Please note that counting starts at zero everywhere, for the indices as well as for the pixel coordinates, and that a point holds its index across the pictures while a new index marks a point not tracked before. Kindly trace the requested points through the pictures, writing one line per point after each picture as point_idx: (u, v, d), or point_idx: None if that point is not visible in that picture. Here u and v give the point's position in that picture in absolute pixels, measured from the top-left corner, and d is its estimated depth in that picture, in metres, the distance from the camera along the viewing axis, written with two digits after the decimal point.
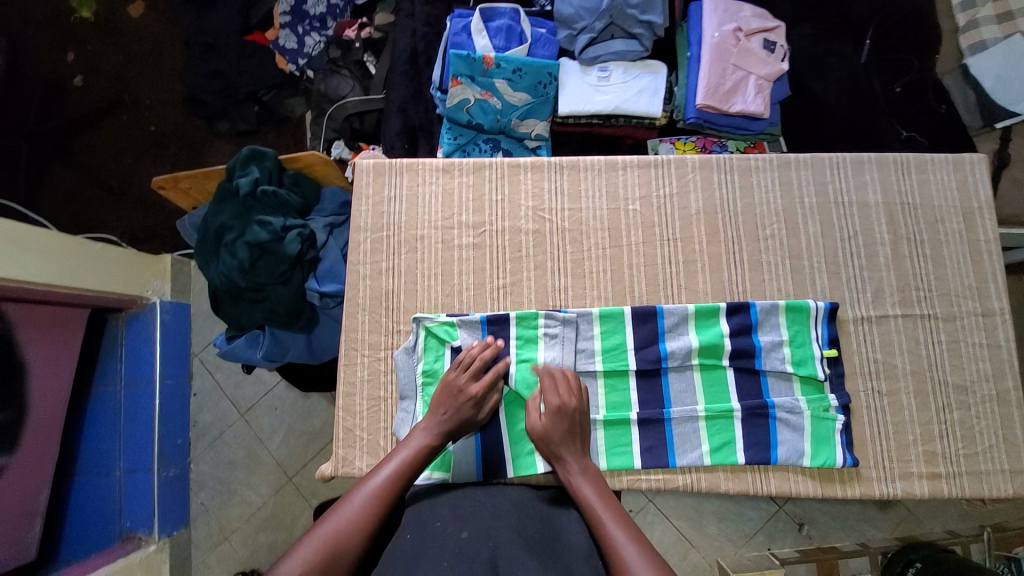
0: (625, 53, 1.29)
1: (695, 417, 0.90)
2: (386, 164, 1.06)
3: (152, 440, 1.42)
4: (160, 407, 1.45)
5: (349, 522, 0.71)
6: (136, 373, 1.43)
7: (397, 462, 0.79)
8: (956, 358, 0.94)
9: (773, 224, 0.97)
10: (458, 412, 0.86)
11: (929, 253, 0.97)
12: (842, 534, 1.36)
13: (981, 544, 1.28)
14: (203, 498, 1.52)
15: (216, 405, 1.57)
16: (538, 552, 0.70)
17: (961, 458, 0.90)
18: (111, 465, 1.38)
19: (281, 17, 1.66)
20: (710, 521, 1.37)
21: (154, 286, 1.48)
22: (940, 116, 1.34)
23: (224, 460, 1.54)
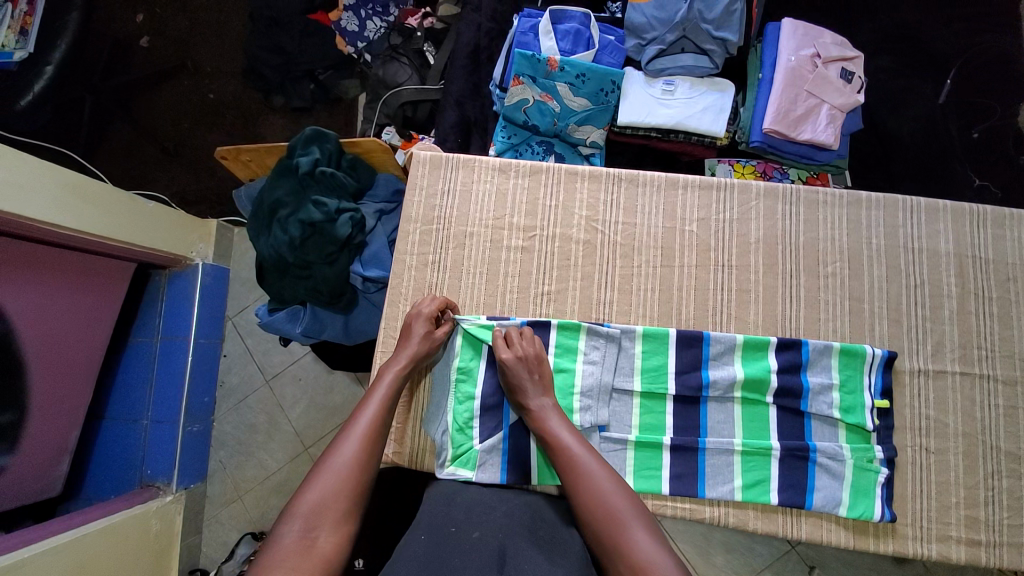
0: (693, 68, 1.26)
1: (730, 451, 0.88)
2: (443, 157, 1.06)
3: (181, 395, 1.46)
4: (191, 365, 1.49)
5: (339, 466, 0.76)
6: (173, 329, 1.48)
7: (372, 406, 0.83)
8: (1013, 425, 0.89)
9: (835, 262, 0.94)
10: (414, 349, 0.91)
11: (996, 312, 0.92)
12: None
13: None
14: (221, 456, 1.56)
15: (243, 369, 1.61)
16: (547, 549, 0.74)
17: (1005, 528, 0.86)
18: (139, 414, 1.43)
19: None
20: (717, 552, 1.34)
21: (198, 248, 1.53)
22: (1018, 167, 1.28)
23: (246, 422, 1.58)
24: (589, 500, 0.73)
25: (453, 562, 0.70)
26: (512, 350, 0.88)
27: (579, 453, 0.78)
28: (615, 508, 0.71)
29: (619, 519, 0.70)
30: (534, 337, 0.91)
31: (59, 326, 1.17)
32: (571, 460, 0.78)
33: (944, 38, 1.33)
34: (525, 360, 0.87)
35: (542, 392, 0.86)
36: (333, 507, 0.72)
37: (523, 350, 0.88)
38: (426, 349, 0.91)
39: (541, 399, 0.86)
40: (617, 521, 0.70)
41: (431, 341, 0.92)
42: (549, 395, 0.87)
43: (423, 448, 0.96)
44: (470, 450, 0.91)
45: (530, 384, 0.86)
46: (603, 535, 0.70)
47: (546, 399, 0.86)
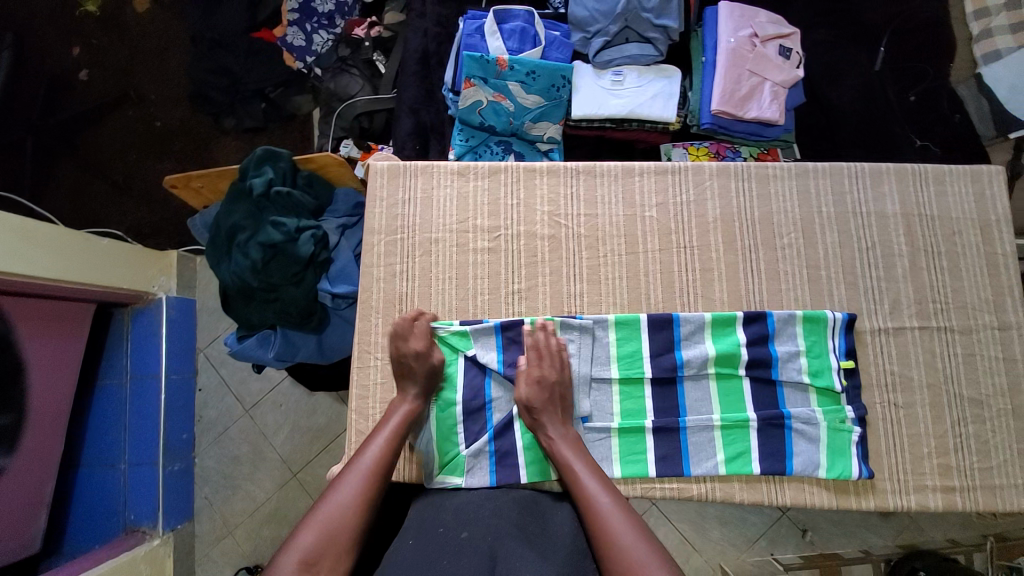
0: (639, 56, 1.28)
1: (710, 426, 0.90)
2: (401, 166, 1.05)
3: (158, 434, 1.41)
4: (165, 402, 1.44)
5: (339, 508, 0.74)
6: (142, 367, 1.42)
7: (379, 441, 0.83)
8: (973, 371, 0.93)
9: (790, 233, 0.96)
10: (421, 377, 0.90)
11: (946, 266, 0.96)
12: (843, 540, 1.48)
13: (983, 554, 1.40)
14: (207, 492, 1.51)
15: (221, 401, 1.57)
16: (536, 545, 0.75)
17: (975, 471, 0.90)
18: (116, 457, 1.38)
19: (288, 14, 1.67)
20: (714, 527, 1.49)
21: (159, 282, 1.48)
22: (954, 125, 1.34)
23: (229, 455, 1.54)
24: (613, 554, 0.72)
25: (441, 566, 0.69)
26: (536, 372, 0.89)
27: (602, 502, 0.78)
28: (639, 560, 0.71)
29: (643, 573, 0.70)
30: (564, 360, 0.91)
31: (17, 376, 1.12)
32: (593, 510, 0.77)
33: (873, 7, 1.39)
34: (546, 391, 0.88)
35: (566, 423, 0.88)
36: (333, 548, 0.71)
37: (543, 374, 0.89)
38: (429, 380, 0.91)
39: (563, 430, 0.87)
40: (640, 574, 0.69)
41: (433, 365, 0.91)
42: (569, 428, 0.88)
43: (412, 462, 0.95)
44: (457, 457, 0.91)
45: (553, 415, 0.88)
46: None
47: (568, 428, 0.87)
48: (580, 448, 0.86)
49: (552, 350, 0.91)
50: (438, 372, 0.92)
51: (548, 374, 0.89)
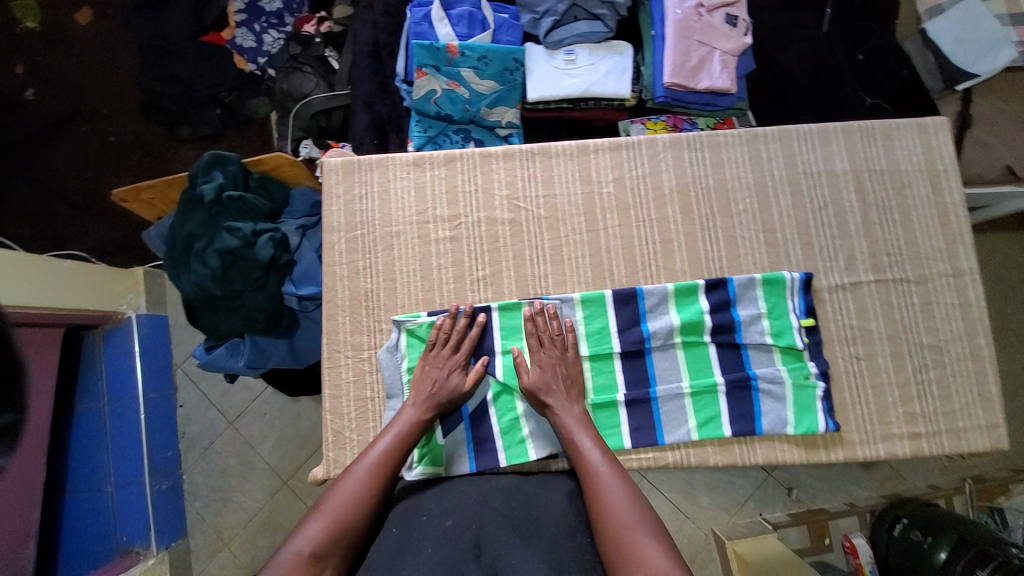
0: (589, 34, 1.27)
1: (680, 394, 0.92)
2: (355, 161, 1.03)
3: (142, 454, 1.39)
4: (146, 421, 1.42)
5: (350, 498, 0.77)
6: (118, 388, 1.39)
7: (388, 439, 0.84)
8: (930, 318, 0.95)
9: (745, 199, 0.98)
10: (440, 383, 0.90)
11: (898, 219, 0.98)
12: (828, 496, 1.65)
13: (963, 498, 1.56)
14: (199, 507, 1.50)
15: (204, 415, 1.55)
16: (521, 529, 0.76)
17: (939, 416, 0.93)
18: (102, 480, 1.33)
19: (236, 15, 1.63)
20: (704, 494, 1.65)
21: (128, 299, 1.46)
22: (902, 81, 1.37)
23: (217, 468, 1.52)
24: (605, 517, 0.75)
25: (424, 555, 0.69)
26: (537, 357, 0.91)
27: (603, 470, 0.80)
28: (628, 527, 0.73)
29: (629, 537, 0.72)
30: (567, 344, 0.93)
31: None
32: (592, 476, 0.80)
33: None
34: (548, 369, 0.90)
35: (572, 399, 0.89)
36: (343, 536, 0.73)
37: (545, 357, 0.91)
38: (448, 393, 0.90)
39: (570, 403, 0.89)
40: (643, 547, 0.70)
41: (455, 373, 0.91)
42: (578, 404, 0.89)
43: None
44: (436, 446, 0.91)
45: (560, 395, 0.89)
46: (613, 554, 0.71)
47: (572, 404, 0.88)
48: (587, 422, 0.88)
49: (552, 333, 0.93)
50: (460, 391, 0.91)
51: (549, 360, 0.91)
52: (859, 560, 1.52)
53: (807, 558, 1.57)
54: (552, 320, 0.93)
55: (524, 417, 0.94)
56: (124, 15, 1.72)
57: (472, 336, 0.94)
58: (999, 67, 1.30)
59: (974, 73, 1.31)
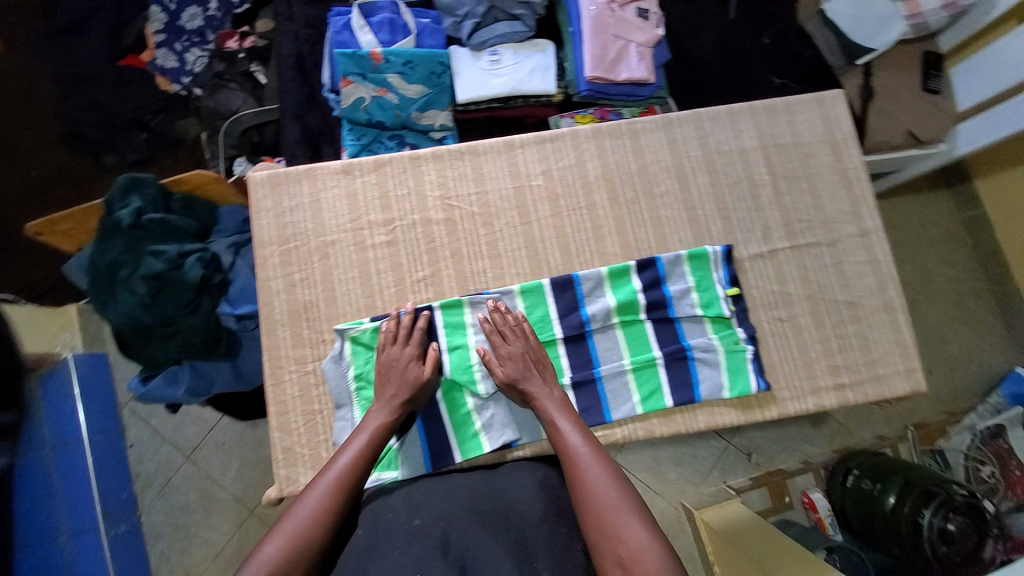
0: (511, 34, 1.31)
1: (623, 371, 0.95)
2: (282, 172, 1.02)
3: (94, 497, 1.33)
4: (95, 464, 1.35)
5: (310, 517, 0.75)
6: (63, 432, 1.32)
7: (351, 452, 0.82)
8: (843, 277, 1.02)
9: (665, 180, 1.03)
10: (400, 381, 0.89)
11: (806, 188, 1.05)
12: (786, 456, 1.76)
13: (909, 444, 1.70)
14: (162, 548, 1.43)
15: (157, 453, 1.47)
16: (490, 523, 0.78)
17: (861, 366, 0.99)
18: (54, 530, 1.26)
19: (155, 36, 1.56)
20: (671, 469, 1.71)
21: (64, 339, 1.40)
22: (808, 59, 1.47)
23: (177, 506, 1.45)
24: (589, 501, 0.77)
25: (393, 556, 0.71)
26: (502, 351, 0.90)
27: (585, 453, 0.81)
28: (611, 512, 0.76)
29: (613, 522, 0.75)
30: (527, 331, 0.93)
31: None
32: (573, 458, 0.81)
33: None
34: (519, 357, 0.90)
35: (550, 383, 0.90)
36: (305, 554, 0.73)
37: (510, 348, 0.91)
38: (409, 389, 0.89)
39: (547, 386, 0.90)
40: (619, 529, 0.74)
41: (414, 367, 0.90)
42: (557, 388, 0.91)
43: None
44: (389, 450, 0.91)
45: (539, 380, 0.89)
46: (598, 538, 0.75)
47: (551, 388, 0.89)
48: (568, 407, 0.88)
49: (512, 324, 0.93)
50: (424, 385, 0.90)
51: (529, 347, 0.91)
52: (818, 515, 1.63)
53: (771, 518, 1.66)
54: (507, 314, 0.93)
55: (477, 410, 0.94)
56: (35, 45, 1.65)
57: (421, 328, 0.94)
58: (892, 40, 1.42)
59: (872, 48, 1.43)
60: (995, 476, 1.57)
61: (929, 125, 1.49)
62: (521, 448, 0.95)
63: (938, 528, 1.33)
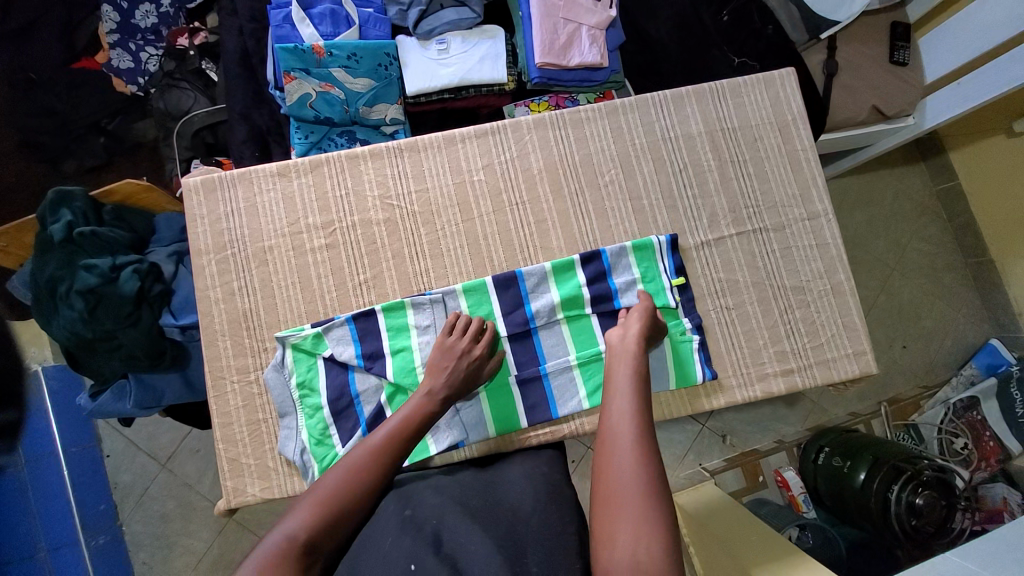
0: (458, 21, 1.26)
1: (569, 367, 0.95)
2: (215, 178, 1.00)
3: (71, 511, 1.32)
4: (71, 476, 1.34)
5: (339, 483, 0.74)
6: (36, 447, 1.32)
7: (390, 425, 0.81)
8: (790, 261, 1.02)
9: (610, 169, 1.01)
10: (455, 373, 0.87)
11: (752, 171, 1.04)
12: (761, 436, 1.74)
13: (880, 419, 1.66)
14: (144, 557, 1.43)
15: (133, 462, 1.47)
16: (480, 517, 0.73)
17: (808, 350, 0.99)
18: (32, 547, 1.26)
19: (107, 36, 1.53)
20: None
21: (34, 354, 1.40)
22: (767, 37, 1.37)
23: (156, 515, 1.46)
24: (614, 473, 0.71)
25: (385, 548, 0.69)
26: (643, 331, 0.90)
27: (625, 430, 0.75)
28: (629, 501, 0.69)
29: (629, 512, 0.68)
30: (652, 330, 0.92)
31: None
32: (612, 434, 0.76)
33: None
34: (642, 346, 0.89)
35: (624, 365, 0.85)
36: (329, 522, 0.71)
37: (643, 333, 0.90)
38: (454, 381, 0.87)
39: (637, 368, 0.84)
40: (639, 511, 0.67)
41: (470, 364, 0.89)
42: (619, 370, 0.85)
43: (292, 475, 0.93)
44: (332, 454, 0.91)
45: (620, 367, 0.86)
46: (608, 526, 0.68)
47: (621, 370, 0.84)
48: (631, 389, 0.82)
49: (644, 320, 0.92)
50: (471, 379, 0.89)
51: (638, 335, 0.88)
52: (792, 493, 1.62)
53: (744, 498, 1.65)
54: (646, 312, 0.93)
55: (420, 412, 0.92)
56: None
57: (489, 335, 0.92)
58: (856, 12, 1.35)
59: (836, 21, 1.36)
60: (968, 447, 1.53)
61: (890, 100, 1.41)
62: (467, 447, 0.95)
63: (906, 503, 1.29)
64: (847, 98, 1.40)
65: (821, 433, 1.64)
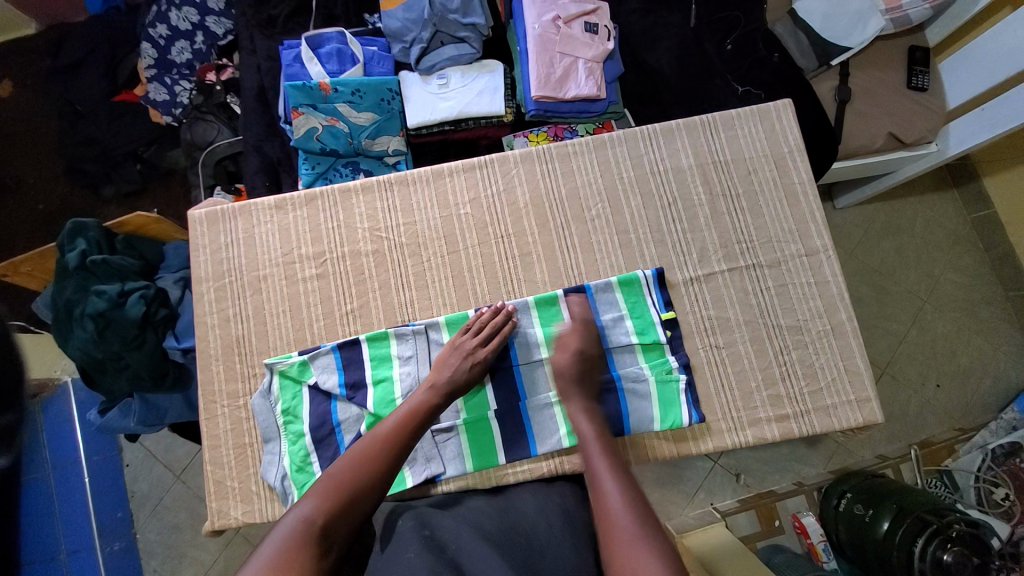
0: (458, 57, 1.31)
1: (549, 404, 0.94)
2: (218, 211, 1.05)
3: (90, 518, 1.36)
4: (92, 488, 1.39)
5: (353, 466, 0.75)
6: (62, 455, 1.38)
7: (397, 415, 0.83)
8: (786, 300, 0.98)
9: (597, 204, 1.02)
10: (461, 371, 0.89)
11: (745, 206, 1.02)
12: (779, 477, 1.61)
13: (910, 463, 1.52)
14: (156, 566, 1.43)
15: (151, 472, 1.48)
16: (502, 545, 0.75)
17: (805, 395, 0.94)
18: (53, 549, 1.31)
19: (145, 71, 1.59)
20: (653, 487, 1.60)
21: (64, 365, 1.47)
22: (773, 65, 1.34)
23: (169, 525, 1.46)
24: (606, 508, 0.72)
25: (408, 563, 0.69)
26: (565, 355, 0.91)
27: (608, 472, 0.77)
28: (624, 535, 0.69)
29: (628, 546, 0.68)
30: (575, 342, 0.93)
31: None
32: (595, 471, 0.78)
33: None
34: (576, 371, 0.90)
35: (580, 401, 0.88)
36: (343, 504, 0.71)
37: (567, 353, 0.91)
38: (459, 379, 0.89)
39: (586, 406, 0.88)
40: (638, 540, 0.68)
41: (477, 362, 0.90)
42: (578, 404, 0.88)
43: (273, 500, 0.95)
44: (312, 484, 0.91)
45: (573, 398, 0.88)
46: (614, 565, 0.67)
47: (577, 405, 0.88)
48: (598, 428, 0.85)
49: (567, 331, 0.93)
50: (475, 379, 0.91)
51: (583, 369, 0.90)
52: (811, 541, 1.47)
53: (758, 544, 1.49)
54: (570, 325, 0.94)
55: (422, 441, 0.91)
56: (41, 85, 1.73)
57: (506, 333, 0.93)
58: (868, 38, 1.30)
59: (847, 46, 1.31)
60: (1010, 499, 1.38)
61: (908, 127, 1.34)
62: (446, 482, 0.92)
63: (932, 559, 1.16)
64: (862, 125, 1.33)
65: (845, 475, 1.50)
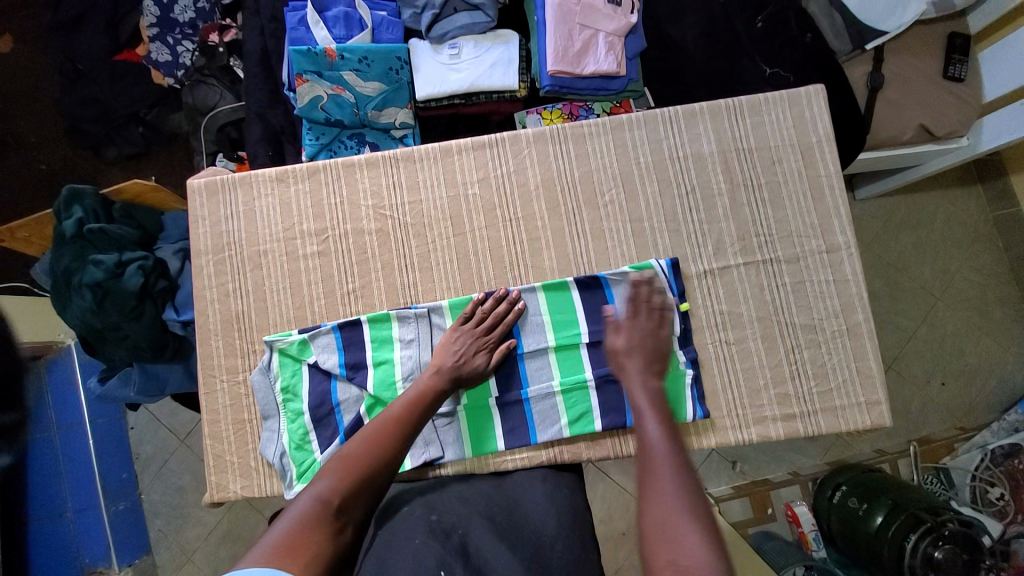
0: (471, 26, 1.24)
1: (551, 393, 0.92)
2: (218, 181, 1.01)
3: (95, 477, 1.36)
4: (96, 448, 1.38)
5: (364, 447, 0.74)
6: (69, 416, 1.35)
7: (407, 398, 0.82)
8: (802, 298, 0.94)
9: (611, 189, 0.98)
10: (468, 358, 0.88)
11: (766, 197, 0.97)
12: (775, 467, 1.60)
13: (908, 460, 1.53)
14: (160, 524, 1.46)
15: (155, 435, 1.49)
16: (507, 535, 0.74)
17: (814, 396, 0.92)
18: (59, 507, 1.32)
19: (148, 30, 1.53)
20: None
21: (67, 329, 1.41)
22: (804, 46, 1.27)
23: (173, 486, 1.48)
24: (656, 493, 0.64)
25: (413, 546, 0.69)
26: (633, 324, 0.88)
27: (660, 456, 0.69)
28: (670, 510, 0.62)
29: (674, 533, 0.60)
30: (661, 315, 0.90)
31: None
32: (647, 449, 0.70)
33: None
34: (647, 339, 0.87)
35: (651, 372, 0.84)
36: (357, 484, 0.70)
37: (640, 322, 0.88)
38: (467, 367, 0.87)
39: (645, 375, 0.83)
40: (683, 534, 0.59)
41: (483, 351, 0.89)
42: (654, 380, 0.83)
43: (272, 476, 0.94)
44: (311, 463, 0.91)
45: (639, 364, 0.84)
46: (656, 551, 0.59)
47: (648, 378, 0.82)
48: (658, 404, 0.79)
49: (649, 304, 0.90)
50: (483, 368, 0.89)
51: (649, 340, 0.87)
52: (802, 530, 1.47)
53: (749, 530, 1.50)
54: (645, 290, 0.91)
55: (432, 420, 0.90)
56: (42, 39, 1.67)
57: (511, 320, 0.92)
58: (907, 22, 1.21)
59: (883, 30, 1.23)
60: (1004, 499, 1.35)
61: (940, 118, 1.27)
62: (444, 466, 0.92)
63: (922, 555, 1.13)
64: (894, 114, 1.27)
65: (842, 467, 1.49)
